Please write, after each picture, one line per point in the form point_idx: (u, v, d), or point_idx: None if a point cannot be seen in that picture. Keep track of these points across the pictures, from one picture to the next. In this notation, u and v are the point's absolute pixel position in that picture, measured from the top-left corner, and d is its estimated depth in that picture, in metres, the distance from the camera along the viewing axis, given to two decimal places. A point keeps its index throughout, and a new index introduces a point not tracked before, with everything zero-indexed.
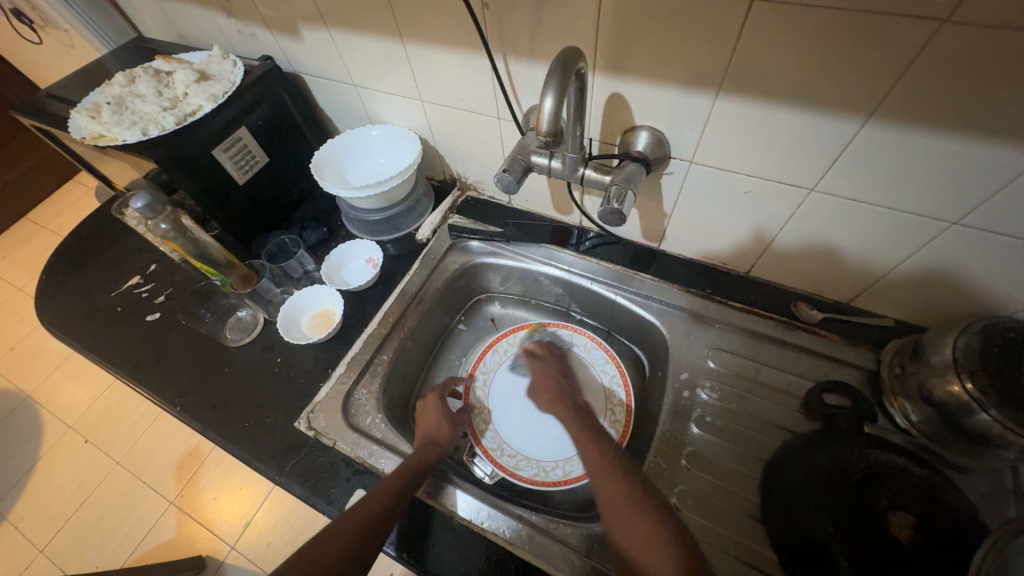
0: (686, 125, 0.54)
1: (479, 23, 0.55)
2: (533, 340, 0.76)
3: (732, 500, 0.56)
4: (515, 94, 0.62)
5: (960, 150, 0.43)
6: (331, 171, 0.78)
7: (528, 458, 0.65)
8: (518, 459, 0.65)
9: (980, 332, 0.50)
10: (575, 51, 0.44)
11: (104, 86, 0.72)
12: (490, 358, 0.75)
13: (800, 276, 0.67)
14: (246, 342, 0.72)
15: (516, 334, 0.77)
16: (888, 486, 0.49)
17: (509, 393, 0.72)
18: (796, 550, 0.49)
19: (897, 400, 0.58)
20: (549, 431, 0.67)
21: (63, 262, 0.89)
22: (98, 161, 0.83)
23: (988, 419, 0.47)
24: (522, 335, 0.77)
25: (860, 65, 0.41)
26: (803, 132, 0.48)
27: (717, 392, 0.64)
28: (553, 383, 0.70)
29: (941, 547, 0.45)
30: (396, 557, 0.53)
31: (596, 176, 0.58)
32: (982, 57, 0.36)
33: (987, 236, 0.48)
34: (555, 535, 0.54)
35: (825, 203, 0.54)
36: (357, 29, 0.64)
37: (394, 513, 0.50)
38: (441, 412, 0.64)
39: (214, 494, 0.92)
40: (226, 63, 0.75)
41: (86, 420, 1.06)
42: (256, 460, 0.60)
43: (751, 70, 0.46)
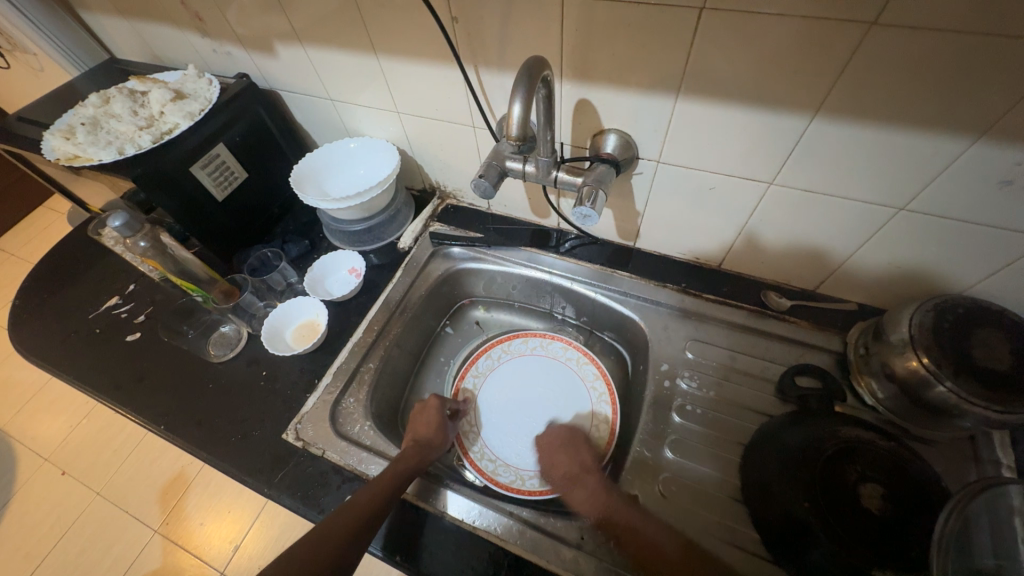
0: (650, 127, 0.57)
1: (450, 36, 0.57)
2: (526, 350, 0.77)
3: (716, 484, 0.58)
4: (488, 103, 0.64)
5: (899, 140, 0.46)
6: (311, 184, 0.79)
7: (508, 464, 0.67)
8: (498, 464, 0.67)
9: (932, 311, 0.54)
10: (540, 59, 0.46)
11: (77, 108, 0.73)
12: (483, 363, 0.76)
13: (767, 266, 0.70)
14: (230, 356, 0.72)
15: (511, 343, 0.77)
16: (858, 459, 0.51)
17: (499, 398, 0.73)
18: (777, 527, 0.51)
19: (863, 379, 0.60)
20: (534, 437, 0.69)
21: (37, 286, 0.87)
22: (72, 183, 0.82)
23: (944, 391, 0.50)
24: (517, 344, 0.77)
25: (802, 66, 0.44)
26: (759, 129, 0.51)
27: (697, 380, 0.66)
28: (559, 458, 0.65)
29: (908, 513, 0.47)
30: (387, 560, 0.54)
31: (568, 178, 0.61)
32: (907, 55, 0.40)
33: (932, 220, 0.52)
34: (546, 529, 0.55)
35: (784, 195, 0.57)
36: (331, 45, 0.66)
37: (381, 516, 0.51)
38: (442, 420, 0.65)
39: (201, 519, 0.89)
40: (201, 81, 0.76)
41: (64, 451, 1.03)
42: (244, 474, 0.60)
43: (706, 73, 0.49)
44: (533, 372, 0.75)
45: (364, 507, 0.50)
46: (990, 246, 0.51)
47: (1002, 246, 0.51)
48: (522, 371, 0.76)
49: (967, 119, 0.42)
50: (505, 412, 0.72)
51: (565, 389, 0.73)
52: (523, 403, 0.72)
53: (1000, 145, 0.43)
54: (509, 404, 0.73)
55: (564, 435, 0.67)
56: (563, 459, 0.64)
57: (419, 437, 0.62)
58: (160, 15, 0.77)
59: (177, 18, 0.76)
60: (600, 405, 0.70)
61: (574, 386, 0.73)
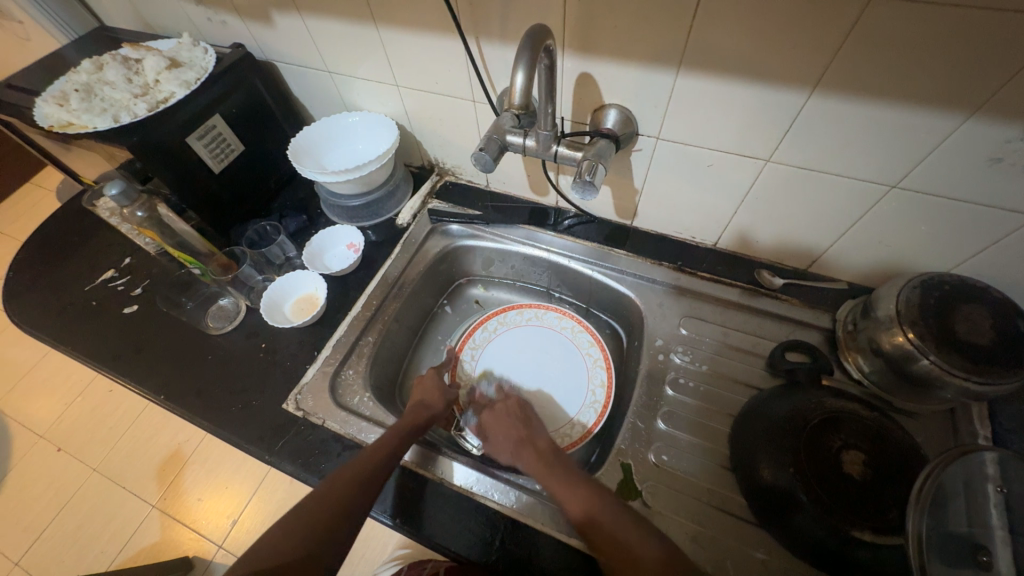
0: (651, 103, 0.57)
1: (451, 6, 0.56)
2: (521, 320, 0.79)
3: (706, 454, 0.60)
4: (488, 76, 0.64)
5: (893, 117, 0.47)
6: (309, 158, 0.79)
7: None
8: None
9: (918, 287, 0.56)
10: (543, 27, 0.46)
11: (69, 74, 0.71)
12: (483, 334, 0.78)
13: (761, 245, 0.71)
14: (229, 329, 0.72)
15: (506, 314, 0.79)
16: (843, 429, 0.53)
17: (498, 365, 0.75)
18: (763, 493, 0.53)
19: (850, 354, 0.62)
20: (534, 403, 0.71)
21: (31, 259, 0.86)
22: (64, 153, 0.81)
23: (928, 364, 0.51)
24: (512, 315, 0.79)
25: (801, 41, 0.45)
26: (757, 105, 0.52)
27: (690, 355, 0.68)
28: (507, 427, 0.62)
29: (886, 478, 0.50)
30: (391, 525, 0.55)
31: (568, 153, 0.61)
32: (903, 31, 0.40)
33: (922, 198, 0.53)
34: (541, 494, 0.57)
35: (780, 172, 0.58)
36: (330, 14, 0.65)
37: (383, 473, 0.52)
38: (442, 389, 0.66)
39: (199, 496, 0.83)
40: (196, 50, 0.75)
41: (58, 429, 0.95)
42: (245, 442, 0.61)
43: (708, 47, 0.49)
44: (529, 341, 0.77)
45: (363, 473, 0.51)
46: (976, 225, 0.53)
47: (988, 224, 0.52)
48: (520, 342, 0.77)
49: (960, 96, 0.43)
50: (505, 379, 0.74)
51: (562, 357, 0.75)
52: (522, 372, 0.74)
53: (989, 122, 0.44)
54: (507, 372, 0.74)
55: (513, 408, 0.65)
56: (514, 431, 0.61)
57: (419, 403, 0.63)
58: None
59: None
60: (595, 369, 0.72)
61: (571, 355, 0.75)
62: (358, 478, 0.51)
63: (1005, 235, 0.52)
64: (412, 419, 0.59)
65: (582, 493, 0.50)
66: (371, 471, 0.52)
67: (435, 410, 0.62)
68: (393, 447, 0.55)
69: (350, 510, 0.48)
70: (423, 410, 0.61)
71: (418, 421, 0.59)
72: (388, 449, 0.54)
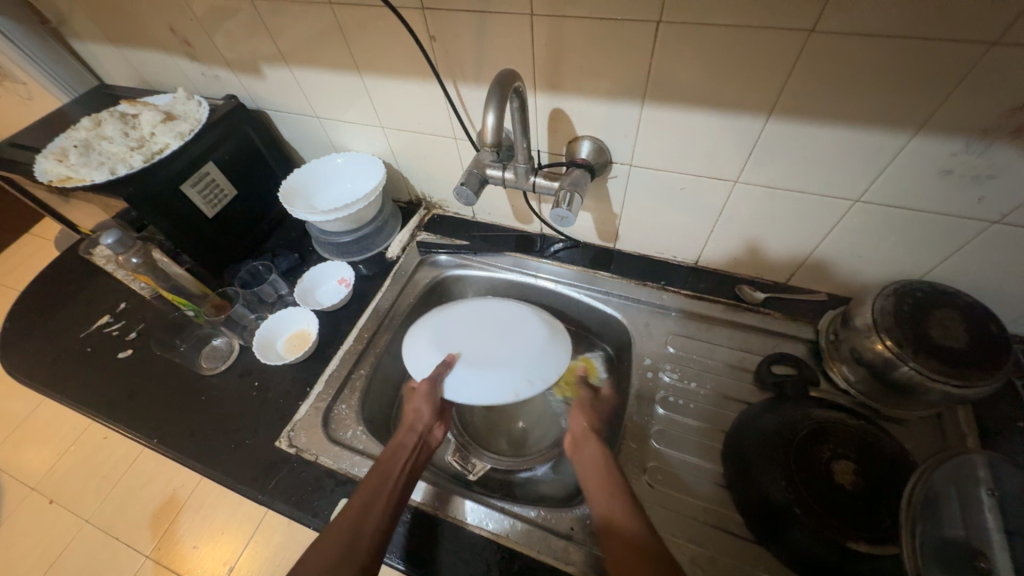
0: (621, 134, 0.61)
1: (429, 54, 0.61)
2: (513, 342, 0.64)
3: (701, 472, 0.60)
4: (468, 115, 0.67)
5: (847, 136, 0.50)
6: (298, 199, 0.81)
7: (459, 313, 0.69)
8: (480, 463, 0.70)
9: (892, 294, 0.57)
10: (512, 71, 0.49)
11: (69, 131, 0.75)
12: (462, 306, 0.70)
13: (741, 262, 0.73)
14: (223, 368, 0.73)
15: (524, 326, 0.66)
16: (831, 439, 0.54)
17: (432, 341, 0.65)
18: (759, 511, 0.53)
19: (835, 365, 0.63)
20: (481, 389, 0.60)
21: (28, 310, 0.87)
22: (63, 205, 0.84)
23: (909, 370, 0.52)
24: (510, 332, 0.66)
25: (752, 72, 0.48)
26: (720, 131, 0.55)
27: (678, 373, 0.68)
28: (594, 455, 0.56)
29: (877, 486, 0.50)
30: (405, 571, 0.54)
31: (546, 183, 0.64)
32: (842, 59, 0.44)
33: (885, 209, 0.55)
34: (536, 522, 0.56)
35: (749, 192, 0.61)
36: (317, 65, 0.69)
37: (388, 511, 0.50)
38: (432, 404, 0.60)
39: (194, 542, 0.80)
40: (191, 103, 0.79)
41: (52, 478, 0.93)
42: (238, 483, 0.61)
43: (669, 81, 0.52)
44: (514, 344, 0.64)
45: (365, 505, 0.49)
46: (941, 233, 0.55)
47: (951, 232, 0.54)
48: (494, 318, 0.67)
49: (904, 115, 0.46)
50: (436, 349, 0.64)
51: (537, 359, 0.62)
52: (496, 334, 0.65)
53: (936, 138, 0.47)
54: (438, 325, 0.67)
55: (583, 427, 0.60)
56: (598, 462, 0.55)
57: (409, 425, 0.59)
58: (150, 41, 0.80)
59: (166, 44, 0.79)
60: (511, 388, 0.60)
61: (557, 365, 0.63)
62: (361, 514, 0.48)
63: (969, 242, 0.54)
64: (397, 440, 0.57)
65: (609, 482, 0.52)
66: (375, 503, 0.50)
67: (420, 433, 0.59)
68: (394, 475, 0.53)
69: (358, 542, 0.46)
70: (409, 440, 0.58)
71: (405, 441, 0.57)
72: (380, 477, 0.52)
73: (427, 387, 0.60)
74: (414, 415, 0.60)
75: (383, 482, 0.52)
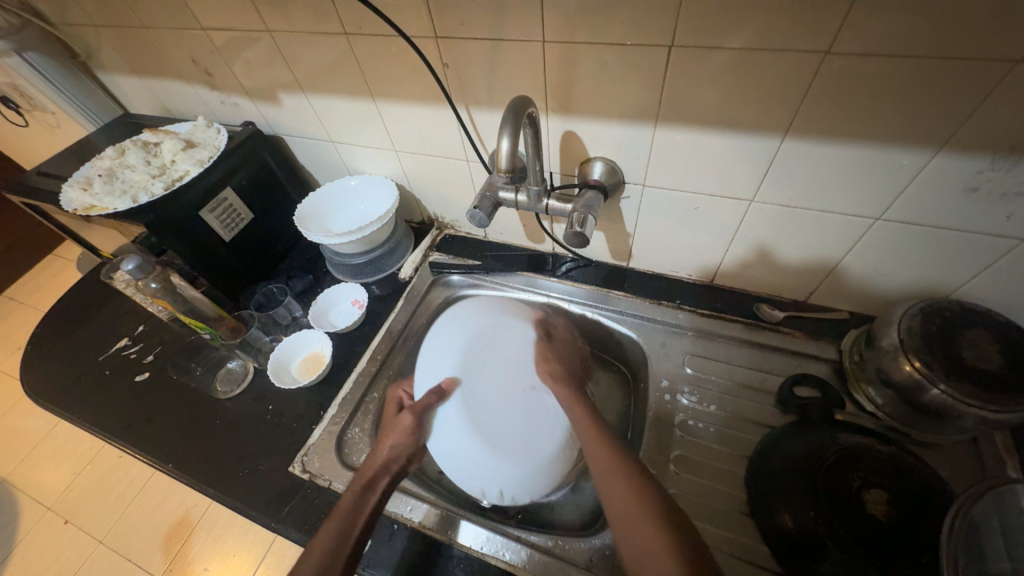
0: (633, 155, 0.61)
1: (441, 80, 0.62)
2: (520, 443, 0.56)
3: (723, 499, 0.58)
4: (480, 138, 0.68)
5: (865, 155, 0.49)
6: (313, 222, 0.83)
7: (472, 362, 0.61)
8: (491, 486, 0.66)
9: (918, 314, 0.55)
10: (525, 98, 0.50)
11: (95, 160, 0.78)
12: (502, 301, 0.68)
13: (758, 280, 0.72)
14: (237, 392, 0.74)
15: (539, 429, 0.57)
16: (861, 467, 0.51)
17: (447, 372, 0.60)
18: (788, 544, 0.50)
19: (862, 386, 0.61)
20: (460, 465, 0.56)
21: (50, 332, 0.89)
22: (85, 230, 0.86)
23: (940, 394, 0.50)
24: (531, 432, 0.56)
25: (767, 93, 0.48)
26: (733, 151, 0.55)
27: (697, 395, 0.67)
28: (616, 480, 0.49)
29: (914, 517, 0.47)
30: None
31: (559, 205, 0.64)
32: (859, 80, 0.43)
33: (906, 227, 0.54)
34: (555, 552, 0.54)
35: (765, 211, 0.60)
36: (332, 92, 0.71)
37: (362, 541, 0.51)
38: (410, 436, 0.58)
39: (205, 566, 0.79)
40: (210, 131, 0.81)
41: (68, 497, 0.94)
42: (251, 509, 0.60)
43: (682, 104, 0.52)
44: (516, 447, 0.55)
45: (340, 533, 0.50)
46: (966, 251, 0.54)
47: (980, 249, 0.52)
48: (522, 378, 0.59)
49: (925, 133, 0.45)
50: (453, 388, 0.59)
51: (514, 470, 0.55)
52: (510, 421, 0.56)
53: (959, 156, 0.45)
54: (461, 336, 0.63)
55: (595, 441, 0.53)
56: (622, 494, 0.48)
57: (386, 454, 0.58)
58: (172, 72, 0.83)
59: (189, 75, 0.82)
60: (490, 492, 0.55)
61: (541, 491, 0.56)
62: (336, 545, 0.49)
63: (997, 259, 0.53)
64: (365, 477, 0.56)
65: (610, 454, 0.51)
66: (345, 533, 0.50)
67: (388, 458, 0.58)
68: (361, 518, 0.52)
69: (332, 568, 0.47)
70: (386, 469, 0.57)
71: (375, 480, 0.56)
72: (347, 517, 0.52)
73: (411, 420, 0.58)
74: (390, 451, 0.58)
75: (356, 512, 0.52)
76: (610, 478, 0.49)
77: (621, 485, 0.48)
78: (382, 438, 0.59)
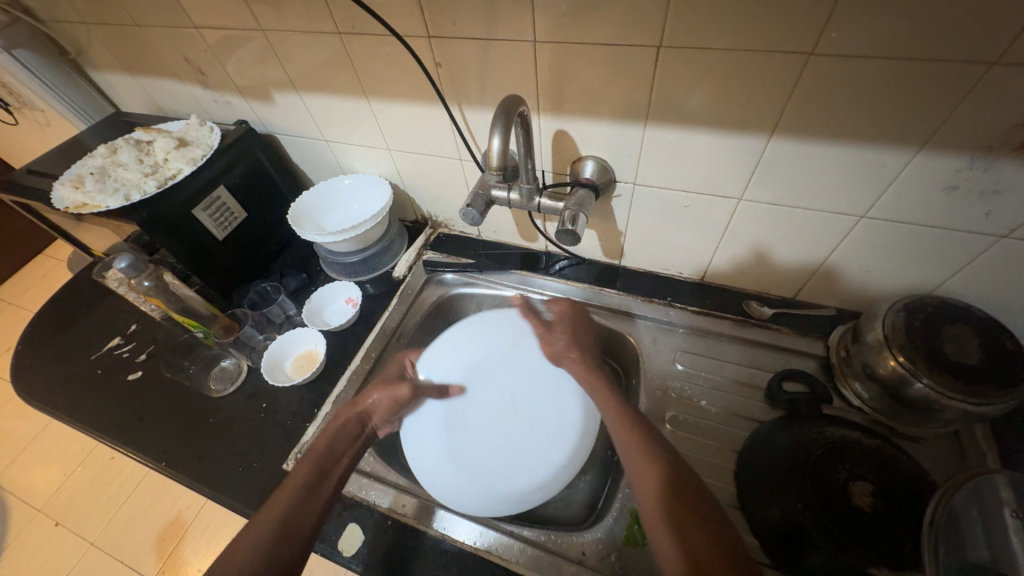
0: (624, 154, 0.61)
1: (434, 80, 0.62)
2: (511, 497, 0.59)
3: (713, 492, 0.59)
4: (472, 137, 0.68)
5: (849, 154, 0.50)
6: (306, 221, 0.83)
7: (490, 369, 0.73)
8: None
9: (902, 310, 0.56)
10: (517, 97, 0.51)
11: (86, 158, 0.77)
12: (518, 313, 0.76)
13: (747, 277, 0.73)
14: (231, 390, 0.74)
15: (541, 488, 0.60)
16: (846, 459, 0.52)
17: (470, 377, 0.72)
18: (776, 536, 0.51)
19: (848, 381, 0.62)
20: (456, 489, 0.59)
21: (41, 332, 0.89)
22: (77, 229, 0.85)
23: (922, 387, 0.51)
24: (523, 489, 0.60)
25: (754, 92, 0.49)
26: (721, 150, 0.56)
27: (687, 391, 0.68)
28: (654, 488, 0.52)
29: (896, 507, 0.49)
30: None
31: (551, 203, 0.65)
32: (841, 81, 0.44)
33: (890, 225, 0.55)
34: (547, 546, 0.55)
35: (753, 210, 0.61)
36: (325, 91, 0.71)
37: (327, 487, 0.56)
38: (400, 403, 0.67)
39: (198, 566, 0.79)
40: (203, 130, 0.81)
41: (59, 498, 0.93)
42: (245, 507, 0.60)
43: (672, 103, 0.53)
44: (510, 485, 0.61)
45: (308, 488, 0.55)
46: (949, 249, 0.55)
47: (961, 246, 0.54)
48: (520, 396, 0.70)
49: (905, 133, 0.46)
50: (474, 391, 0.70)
51: (500, 503, 0.58)
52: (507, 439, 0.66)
53: (940, 155, 0.47)
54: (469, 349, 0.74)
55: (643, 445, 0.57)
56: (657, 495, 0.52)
57: (365, 410, 0.65)
58: (165, 71, 0.83)
59: (181, 73, 0.82)
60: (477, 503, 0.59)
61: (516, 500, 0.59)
62: (302, 495, 0.54)
63: (978, 256, 0.54)
64: (341, 421, 0.63)
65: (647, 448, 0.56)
66: (312, 488, 0.55)
67: (369, 418, 0.66)
68: (336, 468, 0.59)
69: (294, 525, 0.51)
70: (361, 423, 0.65)
71: (345, 424, 0.64)
72: (317, 473, 0.57)
73: (409, 392, 0.67)
74: (372, 404, 0.65)
75: (321, 465, 0.58)
76: (647, 469, 0.54)
77: (650, 475, 0.53)
78: (368, 391, 0.67)
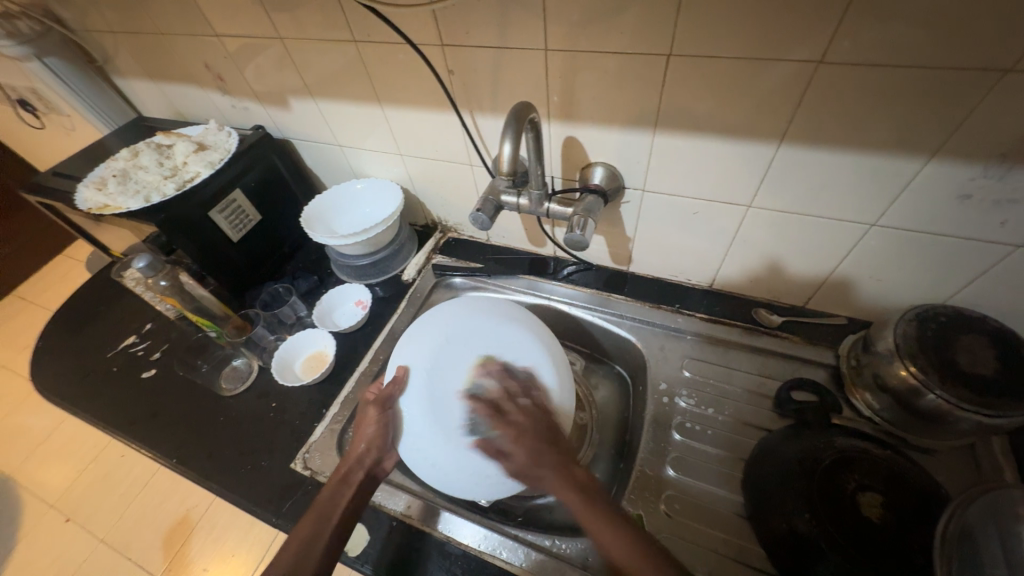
0: (633, 161, 0.62)
1: (446, 87, 0.63)
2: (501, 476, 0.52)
3: (719, 500, 0.58)
4: (483, 142, 0.69)
5: (859, 162, 0.50)
6: (319, 224, 0.84)
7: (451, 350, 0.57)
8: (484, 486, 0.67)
9: (914, 320, 0.56)
10: (527, 104, 0.51)
11: (109, 161, 0.80)
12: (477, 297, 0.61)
13: (757, 285, 0.73)
14: (241, 390, 0.75)
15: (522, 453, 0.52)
16: (856, 470, 0.52)
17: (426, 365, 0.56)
18: (784, 547, 0.50)
19: (858, 392, 0.61)
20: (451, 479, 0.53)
21: (59, 330, 0.91)
22: (97, 229, 0.88)
23: (936, 399, 0.51)
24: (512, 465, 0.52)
25: (764, 100, 0.49)
26: (731, 157, 0.56)
27: (695, 398, 0.67)
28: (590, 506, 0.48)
29: (908, 520, 0.48)
30: None
31: (560, 208, 0.65)
32: (851, 89, 0.45)
33: (902, 233, 0.55)
34: (550, 550, 0.55)
35: (762, 217, 0.61)
36: (340, 97, 0.73)
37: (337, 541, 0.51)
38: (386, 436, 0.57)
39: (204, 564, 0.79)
40: (221, 134, 0.83)
41: (70, 496, 0.95)
42: (253, 505, 0.61)
43: (681, 110, 0.54)
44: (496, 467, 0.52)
45: (312, 536, 0.51)
46: (962, 258, 0.54)
47: (974, 256, 0.53)
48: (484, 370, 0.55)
49: (917, 142, 0.46)
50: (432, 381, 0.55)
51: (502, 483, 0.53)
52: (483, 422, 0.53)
53: (952, 163, 0.46)
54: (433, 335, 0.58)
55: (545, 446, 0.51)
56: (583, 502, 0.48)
57: (362, 447, 0.57)
58: (186, 77, 0.86)
59: (202, 80, 0.84)
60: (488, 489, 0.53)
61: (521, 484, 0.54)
62: (303, 542, 0.50)
63: (992, 265, 0.53)
64: (340, 473, 0.55)
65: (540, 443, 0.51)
66: (319, 532, 0.51)
67: (367, 458, 0.56)
68: (336, 515, 0.53)
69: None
70: (362, 465, 0.56)
71: (349, 476, 0.55)
72: (320, 517, 0.52)
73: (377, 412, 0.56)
74: (363, 446, 0.56)
75: (321, 514, 0.52)
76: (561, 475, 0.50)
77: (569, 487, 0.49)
78: (358, 431, 0.58)
